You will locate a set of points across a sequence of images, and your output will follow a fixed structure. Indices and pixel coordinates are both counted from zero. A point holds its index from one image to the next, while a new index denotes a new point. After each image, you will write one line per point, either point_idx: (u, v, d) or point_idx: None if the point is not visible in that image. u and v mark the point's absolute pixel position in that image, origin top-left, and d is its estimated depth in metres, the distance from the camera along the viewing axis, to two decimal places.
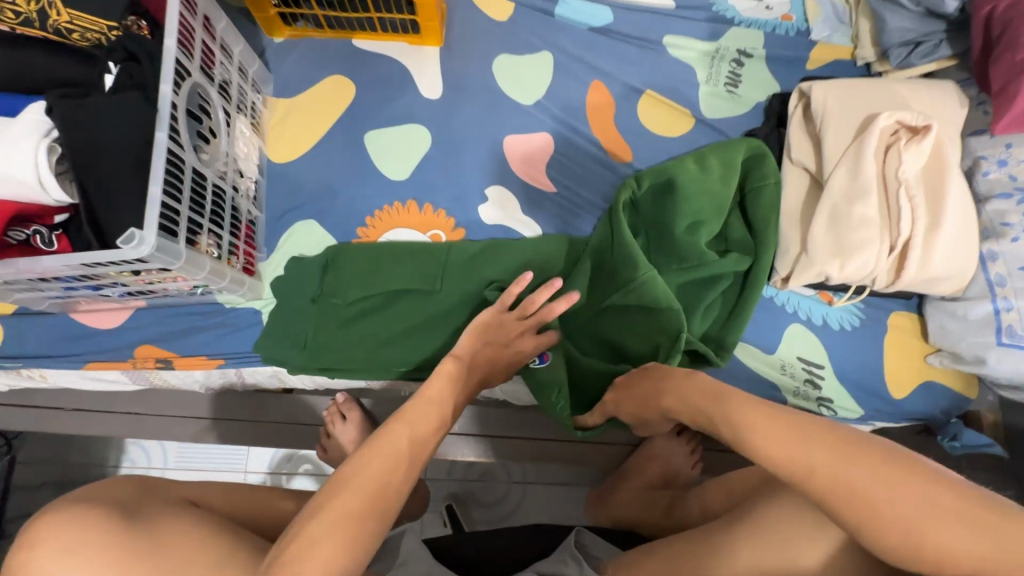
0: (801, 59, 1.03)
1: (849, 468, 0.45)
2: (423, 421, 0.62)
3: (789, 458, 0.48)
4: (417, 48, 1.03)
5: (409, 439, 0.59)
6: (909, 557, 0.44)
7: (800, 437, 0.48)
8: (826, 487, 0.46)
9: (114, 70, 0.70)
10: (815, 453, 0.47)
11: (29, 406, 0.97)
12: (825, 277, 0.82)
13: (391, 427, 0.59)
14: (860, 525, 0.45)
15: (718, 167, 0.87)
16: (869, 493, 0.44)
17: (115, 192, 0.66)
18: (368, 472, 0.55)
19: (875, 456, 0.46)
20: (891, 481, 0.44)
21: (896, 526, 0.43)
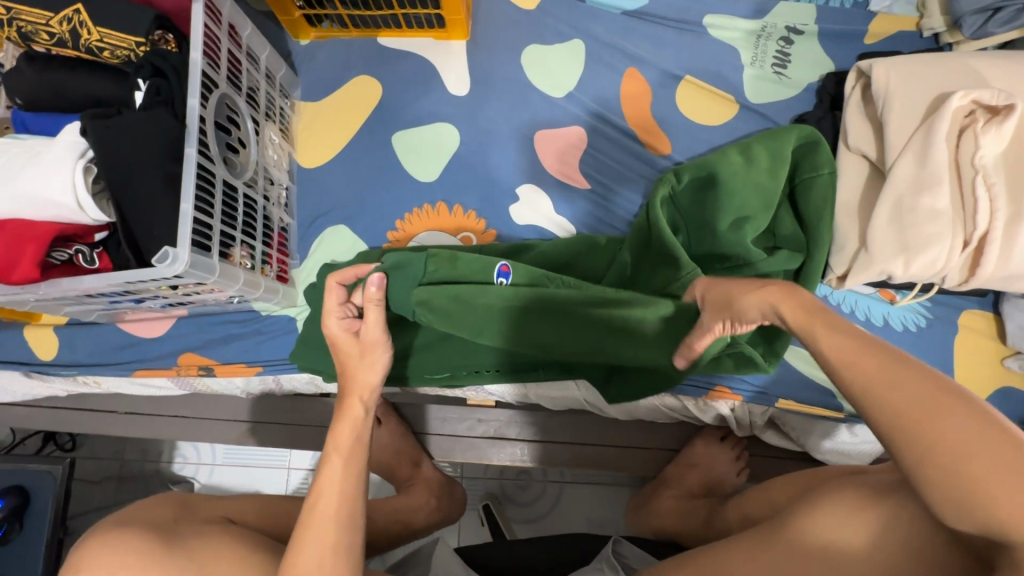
0: (858, 33, 0.95)
1: (909, 401, 0.41)
2: (330, 488, 0.61)
3: (864, 373, 0.43)
4: (443, 43, 1.00)
5: (319, 516, 0.59)
6: (956, 502, 0.39)
7: (885, 362, 0.43)
8: (896, 412, 0.41)
9: (143, 86, 0.70)
10: (898, 377, 0.42)
11: (84, 410, 1.02)
12: (888, 275, 0.75)
13: (303, 520, 0.59)
14: (919, 460, 0.40)
15: (765, 158, 0.79)
16: (933, 434, 0.39)
17: (147, 209, 0.66)
18: (305, 555, 0.56)
19: (963, 400, 0.40)
20: (972, 427, 0.39)
21: (961, 471, 0.38)
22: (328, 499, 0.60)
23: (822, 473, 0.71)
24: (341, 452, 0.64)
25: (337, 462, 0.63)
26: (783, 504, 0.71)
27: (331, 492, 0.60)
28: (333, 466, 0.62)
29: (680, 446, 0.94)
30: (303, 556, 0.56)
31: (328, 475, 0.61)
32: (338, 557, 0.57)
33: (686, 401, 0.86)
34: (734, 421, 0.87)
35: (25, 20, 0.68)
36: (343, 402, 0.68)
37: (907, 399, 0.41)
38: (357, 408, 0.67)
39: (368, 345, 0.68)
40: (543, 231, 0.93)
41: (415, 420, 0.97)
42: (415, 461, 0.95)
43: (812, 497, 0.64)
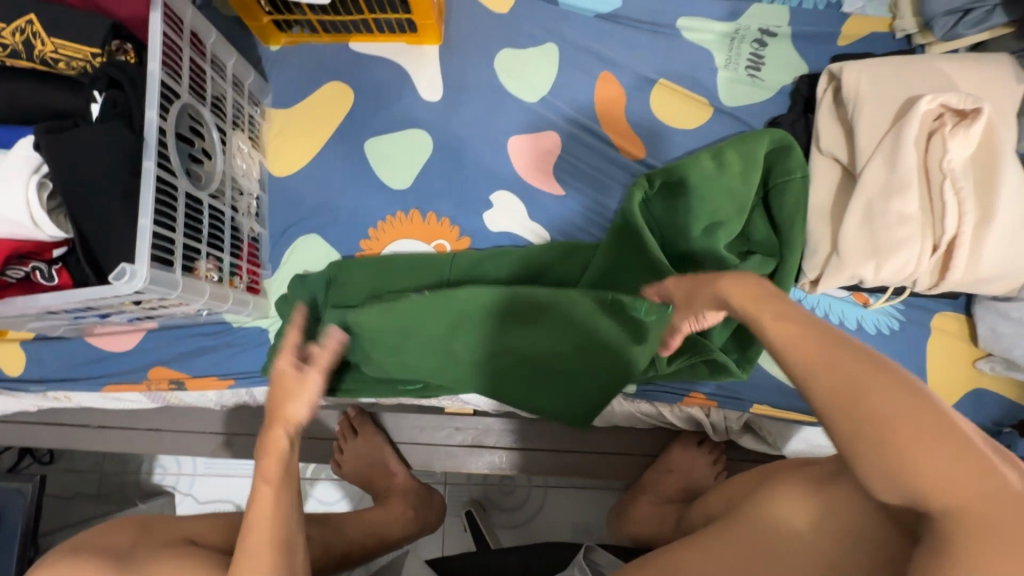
0: (831, 35, 0.94)
1: (838, 371, 0.41)
2: (263, 519, 0.58)
3: (802, 350, 0.43)
4: (415, 48, 0.99)
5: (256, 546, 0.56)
6: (895, 478, 0.37)
7: (819, 338, 0.43)
8: (831, 391, 0.40)
9: (100, 98, 0.68)
10: (829, 352, 0.42)
11: (55, 425, 1.00)
12: (859, 280, 0.75)
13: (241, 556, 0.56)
14: (852, 435, 0.39)
15: (737, 162, 0.79)
16: (866, 408, 0.39)
17: (104, 225, 0.65)
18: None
19: (895, 375, 0.40)
20: (904, 402, 0.38)
21: (886, 444, 0.38)
22: (260, 528, 0.57)
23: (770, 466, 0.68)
24: (270, 481, 0.59)
25: (269, 492, 0.59)
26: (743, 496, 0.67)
27: (262, 525, 0.57)
28: (263, 495, 0.59)
29: (658, 451, 0.94)
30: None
31: (257, 508, 0.58)
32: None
33: (661, 407, 0.86)
34: (709, 427, 0.86)
35: None
36: (268, 431, 0.61)
37: (842, 375, 0.40)
38: (280, 439, 0.60)
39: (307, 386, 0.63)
40: (517, 237, 0.92)
41: (392, 429, 0.96)
42: (391, 472, 0.94)
43: (770, 483, 0.60)
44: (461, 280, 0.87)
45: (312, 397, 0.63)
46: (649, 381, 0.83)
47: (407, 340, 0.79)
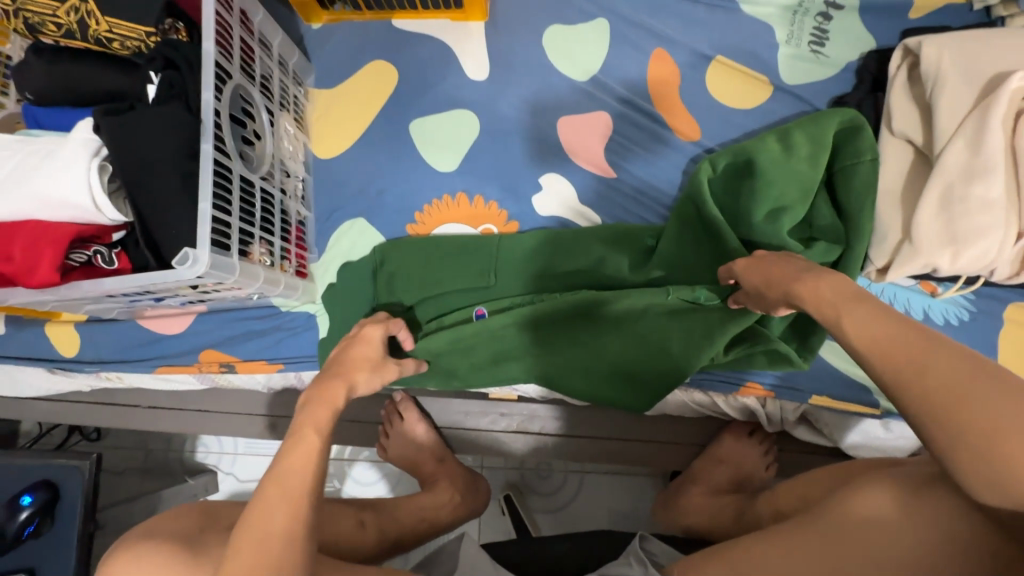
0: (903, 7, 0.89)
1: (936, 376, 0.40)
2: (298, 459, 0.56)
3: (896, 358, 0.43)
4: (460, 24, 0.96)
5: (283, 483, 0.54)
6: (999, 485, 0.38)
7: (924, 343, 0.42)
8: (929, 399, 0.40)
9: (156, 79, 0.67)
10: (930, 360, 0.41)
11: (107, 405, 1.02)
12: (933, 268, 0.72)
13: (265, 482, 0.54)
14: (954, 443, 0.39)
15: (804, 142, 0.75)
16: (971, 420, 0.38)
17: (166, 209, 0.64)
18: (244, 551, 0.50)
19: (999, 381, 0.39)
20: (1012, 411, 0.37)
21: (993, 453, 0.37)
22: (294, 465, 0.55)
23: (854, 462, 0.66)
24: (320, 428, 0.59)
25: (315, 443, 0.58)
26: (819, 495, 0.65)
27: (295, 480, 0.55)
28: (309, 439, 0.58)
29: (707, 441, 0.92)
30: (264, 510, 0.52)
31: (302, 450, 0.57)
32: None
33: (716, 397, 0.84)
34: (764, 418, 0.85)
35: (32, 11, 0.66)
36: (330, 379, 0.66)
37: (942, 382, 0.40)
38: (340, 395, 0.65)
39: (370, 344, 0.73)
40: (566, 223, 0.90)
41: (437, 415, 0.96)
42: (438, 457, 0.95)
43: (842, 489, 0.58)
44: (507, 261, 0.86)
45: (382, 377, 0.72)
46: (702, 369, 0.81)
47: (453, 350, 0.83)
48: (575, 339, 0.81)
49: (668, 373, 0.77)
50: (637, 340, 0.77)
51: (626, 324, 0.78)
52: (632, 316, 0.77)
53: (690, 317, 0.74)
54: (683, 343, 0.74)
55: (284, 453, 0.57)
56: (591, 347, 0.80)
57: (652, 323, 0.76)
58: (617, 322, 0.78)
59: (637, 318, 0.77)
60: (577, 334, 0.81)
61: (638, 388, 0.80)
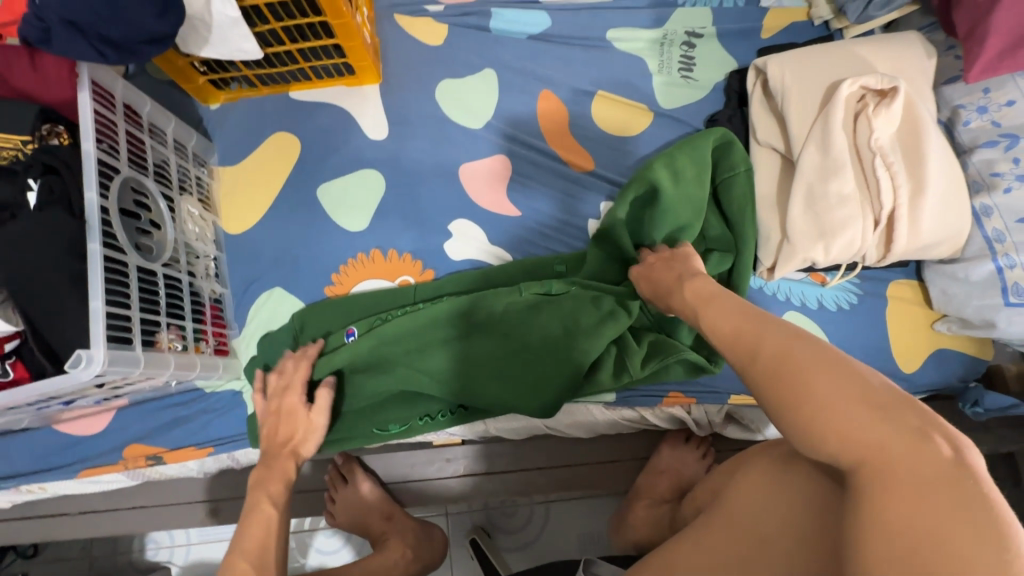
0: (754, 29, 0.98)
1: (765, 344, 0.47)
2: (255, 531, 0.65)
3: (740, 340, 0.49)
4: (356, 89, 1.00)
5: (252, 553, 0.63)
6: (810, 437, 0.41)
7: (760, 323, 0.49)
8: (760, 368, 0.46)
9: (35, 185, 0.66)
10: (762, 334, 0.48)
11: (33, 518, 0.97)
12: (811, 262, 0.78)
13: (230, 556, 0.62)
14: (778, 402, 0.44)
15: (688, 166, 0.80)
16: (786, 376, 0.43)
17: (58, 313, 0.64)
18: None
19: (814, 348, 0.44)
20: (817, 367, 0.42)
21: (799, 404, 0.42)
22: (255, 534, 0.65)
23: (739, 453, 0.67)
24: (274, 499, 0.69)
25: (271, 515, 0.68)
26: (718, 488, 0.67)
27: (261, 549, 0.64)
28: (263, 510, 0.68)
29: (648, 454, 0.94)
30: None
31: (257, 519, 0.67)
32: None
33: (644, 411, 0.87)
34: (693, 424, 0.88)
35: None
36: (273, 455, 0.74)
37: (770, 350, 0.46)
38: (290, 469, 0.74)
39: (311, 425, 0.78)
40: (481, 265, 0.93)
41: (382, 471, 0.95)
42: (387, 514, 0.94)
43: (736, 478, 0.61)
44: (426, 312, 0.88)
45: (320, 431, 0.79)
46: (625, 387, 0.84)
47: (372, 409, 0.85)
48: (462, 345, 0.82)
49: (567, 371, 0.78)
50: (517, 336, 0.80)
51: (503, 322, 0.81)
52: (509, 315, 0.81)
53: (560, 308, 0.80)
54: (560, 333, 0.79)
55: (242, 526, 0.66)
56: (475, 353, 0.81)
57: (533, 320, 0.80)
58: (495, 322, 0.82)
59: (512, 314, 0.81)
60: (466, 340, 0.82)
61: (531, 386, 0.79)
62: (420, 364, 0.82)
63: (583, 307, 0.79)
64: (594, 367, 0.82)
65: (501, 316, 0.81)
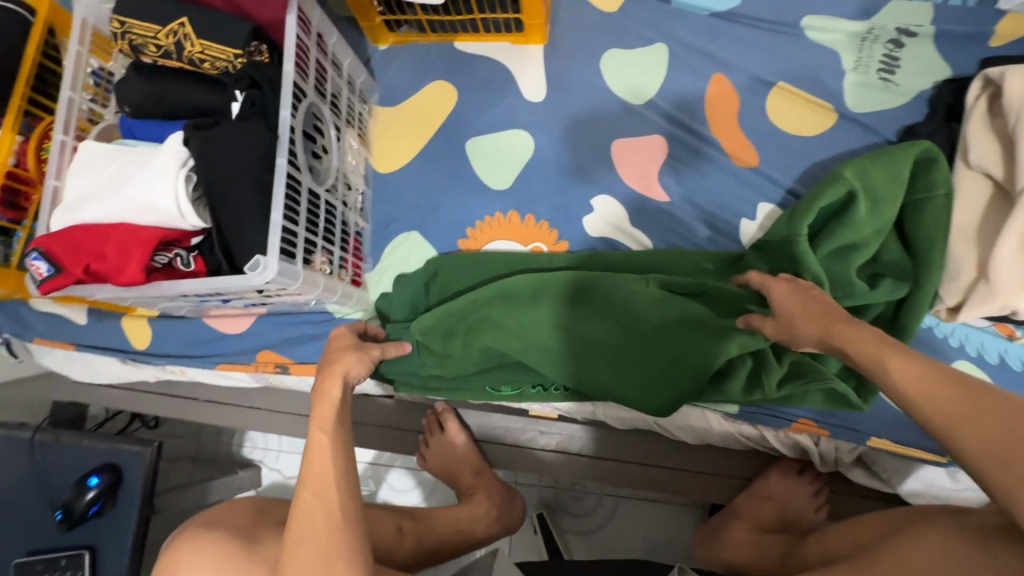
0: (982, 35, 0.85)
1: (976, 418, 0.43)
2: (318, 461, 0.60)
3: (936, 406, 0.45)
4: (520, 47, 0.98)
5: (317, 488, 0.58)
6: None
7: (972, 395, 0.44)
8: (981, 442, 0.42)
9: (241, 97, 0.73)
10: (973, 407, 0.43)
11: (170, 396, 1.08)
12: (1012, 310, 0.68)
13: (302, 490, 0.58)
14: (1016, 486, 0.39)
15: (881, 182, 0.72)
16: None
17: (241, 216, 0.69)
18: (298, 549, 0.55)
19: None
20: None
21: None
22: (316, 465, 0.60)
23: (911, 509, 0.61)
24: (326, 427, 0.63)
25: (325, 441, 0.62)
26: (867, 540, 0.62)
27: (325, 478, 0.59)
28: (320, 439, 0.62)
29: (752, 476, 0.88)
30: (303, 522, 0.57)
31: (316, 448, 0.61)
32: (330, 560, 0.54)
33: (764, 431, 0.81)
34: (816, 457, 0.81)
35: (137, 34, 0.74)
36: (322, 382, 0.68)
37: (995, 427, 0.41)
38: (334, 389, 0.67)
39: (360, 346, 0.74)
40: (617, 246, 0.90)
41: (477, 428, 0.97)
42: (475, 470, 0.96)
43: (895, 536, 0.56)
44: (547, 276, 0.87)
45: (366, 354, 0.73)
46: (751, 402, 0.79)
47: (484, 368, 0.85)
48: (575, 328, 0.79)
49: (697, 371, 0.75)
50: (643, 330, 0.77)
51: (626, 314, 0.77)
52: (633, 308, 0.77)
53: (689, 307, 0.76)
54: (692, 337, 0.75)
55: (306, 457, 0.61)
56: (595, 330, 0.78)
57: (656, 310, 0.77)
58: (614, 312, 0.78)
59: (638, 307, 0.77)
60: (585, 315, 0.79)
61: (659, 386, 0.77)
62: (527, 333, 0.79)
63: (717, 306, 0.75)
64: (724, 374, 0.77)
65: (622, 300, 0.77)
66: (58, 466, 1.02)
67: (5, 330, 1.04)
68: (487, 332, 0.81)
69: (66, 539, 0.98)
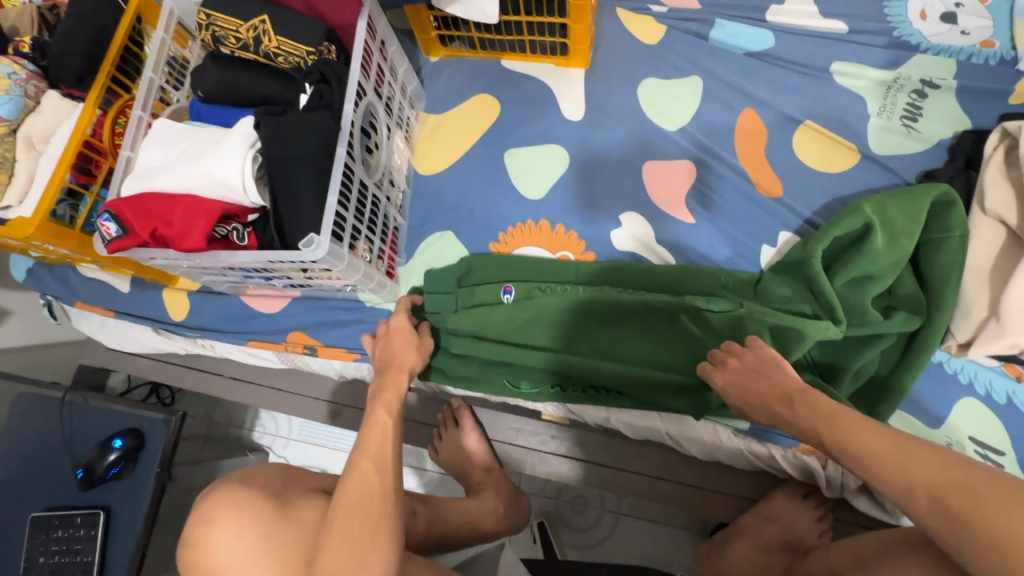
0: (1002, 92, 0.89)
1: (901, 456, 0.50)
2: (379, 436, 0.69)
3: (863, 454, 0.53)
4: (563, 69, 1.05)
5: (375, 456, 0.66)
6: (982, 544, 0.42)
7: (896, 443, 0.51)
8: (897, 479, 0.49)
9: (309, 90, 0.80)
10: (890, 450, 0.51)
11: (197, 369, 1.12)
12: (1020, 349, 0.71)
13: (357, 453, 0.66)
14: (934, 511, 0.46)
15: (901, 219, 0.76)
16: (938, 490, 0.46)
17: (298, 199, 0.74)
18: (351, 507, 0.60)
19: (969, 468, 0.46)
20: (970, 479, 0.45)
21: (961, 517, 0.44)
22: (377, 439, 0.68)
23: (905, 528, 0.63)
24: (390, 409, 0.74)
25: (387, 420, 0.71)
26: (868, 556, 0.65)
27: (381, 448, 0.67)
28: (381, 416, 0.72)
29: (758, 497, 0.90)
30: (354, 481, 0.63)
31: (377, 424, 0.70)
32: (378, 524, 0.60)
33: (773, 449, 0.83)
34: (822, 481, 0.83)
35: (220, 26, 0.81)
36: (388, 374, 0.81)
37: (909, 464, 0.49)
38: (402, 379, 0.80)
39: (416, 344, 0.86)
40: (642, 261, 0.94)
41: (490, 427, 0.99)
42: (486, 467, 0.99)
43: (894, 553, 0.59)
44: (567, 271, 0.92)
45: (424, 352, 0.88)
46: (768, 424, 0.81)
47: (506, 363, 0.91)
48: (604, 336, 0.85)
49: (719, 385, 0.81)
50: (675, 344, 0.83)
51: (659, 330, 0.84)
52: (667, 319, 0.83)
53: (726, 324, 0.80)
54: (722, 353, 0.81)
55: (365, 429, 0.70)
56: (629, 339, 0.84)
57: (686, 326, 0.82)
58: (653, 330, 0.84)
59: (670, 323, 0.83)
60: (613, 321, 0.85)
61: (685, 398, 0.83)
62: (541, 328, 0.87)
63: (746, 325, 0.79)
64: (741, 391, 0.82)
65: (658, 310, 0.83)
66: (85, 425, 1.06)
67: (50, 292, 1.10)
68: (503, 325, 0.88)
69: (84, 498, 1.01)
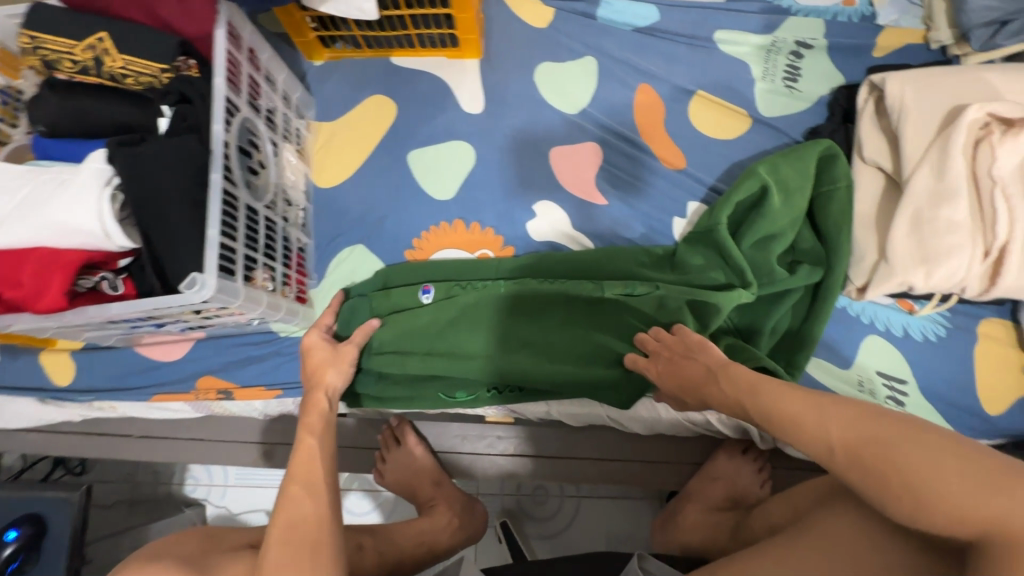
0: (866, 47, 0.96)
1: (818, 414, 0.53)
2: (305, 465, 0.65)
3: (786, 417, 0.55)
4: (456, 62, 1.01)
5: (305, 484, 0.63)
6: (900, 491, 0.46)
7: (809, 402, 0.54)
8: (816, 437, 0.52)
9: (168, 113, 0.73)
10: (806, 410, 0.54)
11: (98, 434, 1.00)
12: (909, 286, 0.77)
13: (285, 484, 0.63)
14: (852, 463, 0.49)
15: (793, 177, 0.79)
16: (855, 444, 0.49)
17: (173, 236, 0.66)
18: (282, 544, 0.57)
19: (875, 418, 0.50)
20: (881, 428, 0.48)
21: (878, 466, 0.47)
22: (304, 466, 0.65)
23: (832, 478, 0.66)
24: (314, 431, 0.70)
25: (314, 445, 0.68)
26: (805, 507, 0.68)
27: (311, 474, 0.65)
28: (308, 441, 0.68)
29: (702, 460, 0.93)
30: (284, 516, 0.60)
31: (303, 452, 0.67)
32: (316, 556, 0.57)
33: (708, 415, 0.86)
34: (756, 436, 0.86)
35: (48, 49, 0.71)
36: (311, 394, 0.75)
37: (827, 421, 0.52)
38: (322, 401, 0.74)
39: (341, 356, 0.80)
40: (561, 249, 0.93)
41: (435, 440, 0.96)
42: (436, 481, 0.95)
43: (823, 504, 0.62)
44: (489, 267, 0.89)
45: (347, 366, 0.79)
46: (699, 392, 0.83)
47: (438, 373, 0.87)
48: (535, 335, 0.84)
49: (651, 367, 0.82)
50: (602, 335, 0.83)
51: (585, 321, 0.83)
52: (591, 311, 0.83)
53: (648, 306, 0.81)
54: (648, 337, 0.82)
55: (292, 458, 0.66)
56: (558, 335, 0.83)
57: (611, 315, 0.83)
58: (580, 323, 0.84)
59: (594, 314, 0.83)
60: (541, 318, 0.84)
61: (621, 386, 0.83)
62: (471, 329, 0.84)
63: (666, 304, 0.80)
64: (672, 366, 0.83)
65: (581, 302, 0.83)
66: None
67: None
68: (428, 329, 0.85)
69: None
